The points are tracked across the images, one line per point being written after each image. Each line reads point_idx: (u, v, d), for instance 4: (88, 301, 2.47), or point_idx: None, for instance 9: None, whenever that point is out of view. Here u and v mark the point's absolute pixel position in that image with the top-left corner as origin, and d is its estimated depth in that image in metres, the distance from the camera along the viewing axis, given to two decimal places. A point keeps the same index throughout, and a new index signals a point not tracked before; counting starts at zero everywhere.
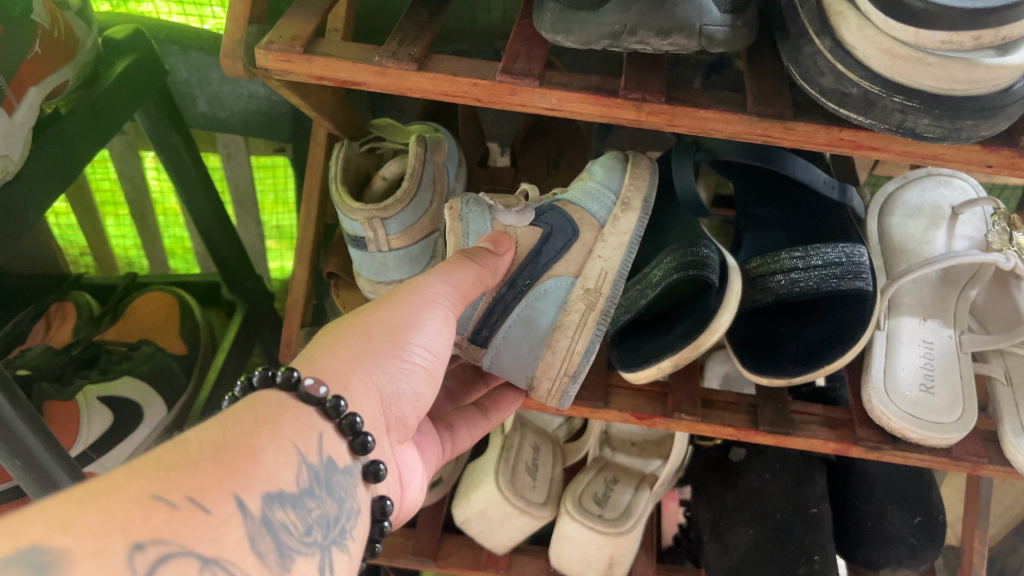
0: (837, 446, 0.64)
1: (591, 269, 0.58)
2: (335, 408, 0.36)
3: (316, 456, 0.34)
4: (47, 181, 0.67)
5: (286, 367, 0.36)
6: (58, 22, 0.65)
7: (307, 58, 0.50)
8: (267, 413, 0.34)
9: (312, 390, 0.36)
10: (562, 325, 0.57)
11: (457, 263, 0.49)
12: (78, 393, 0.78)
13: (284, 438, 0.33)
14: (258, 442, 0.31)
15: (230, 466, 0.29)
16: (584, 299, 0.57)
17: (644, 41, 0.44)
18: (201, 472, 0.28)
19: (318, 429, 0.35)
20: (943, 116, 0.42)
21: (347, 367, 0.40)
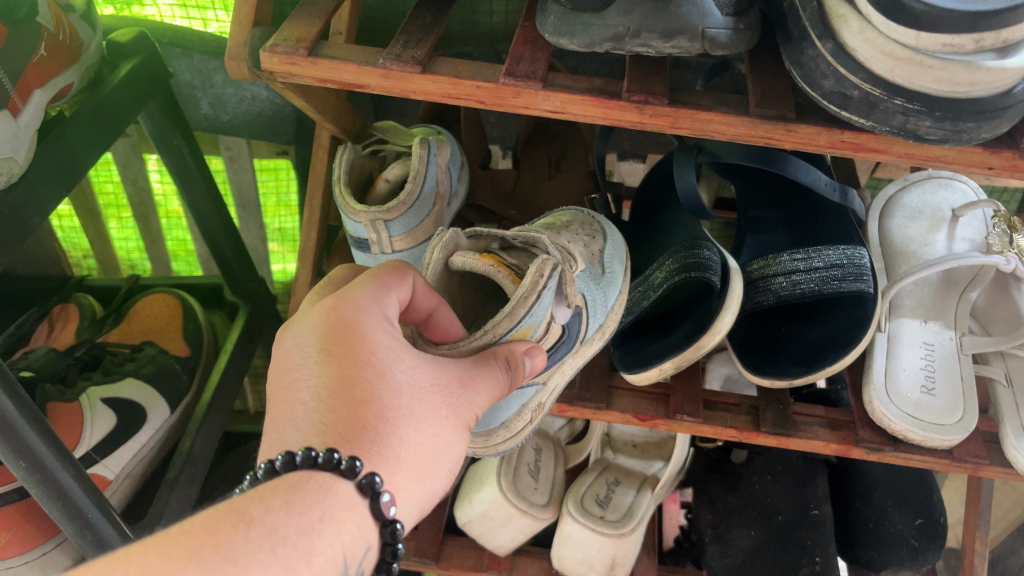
0: (838, 447, 0.64)
1: (553, 381, 0.59)
2: (391, 533, 0.33)
3: (354, 571, 0.31)
4: (52, 183, 0.67)
5: (333, 448, 0.31)
6: (62, 25, 0.66)
7: (311, 60, 0.50)
8: (307, 503, 0.29)
9: (382, 505, 0.32)
10: (506, 425, 0.56)
11: (494, 363, 0.43)
12: (82, 394, 0.78)
13: (340, 545, 0.29)
14: (318, 539, 0.29)
15: (287, 564, 0.27)
16: (533, 410, 0.58)
17: (647, 44, 0.44)
18: (257, 566, 0.26)
19: (367, 542, 0.31)
20: (945, 118, 0.43)
21: (397, 454, 0.34)
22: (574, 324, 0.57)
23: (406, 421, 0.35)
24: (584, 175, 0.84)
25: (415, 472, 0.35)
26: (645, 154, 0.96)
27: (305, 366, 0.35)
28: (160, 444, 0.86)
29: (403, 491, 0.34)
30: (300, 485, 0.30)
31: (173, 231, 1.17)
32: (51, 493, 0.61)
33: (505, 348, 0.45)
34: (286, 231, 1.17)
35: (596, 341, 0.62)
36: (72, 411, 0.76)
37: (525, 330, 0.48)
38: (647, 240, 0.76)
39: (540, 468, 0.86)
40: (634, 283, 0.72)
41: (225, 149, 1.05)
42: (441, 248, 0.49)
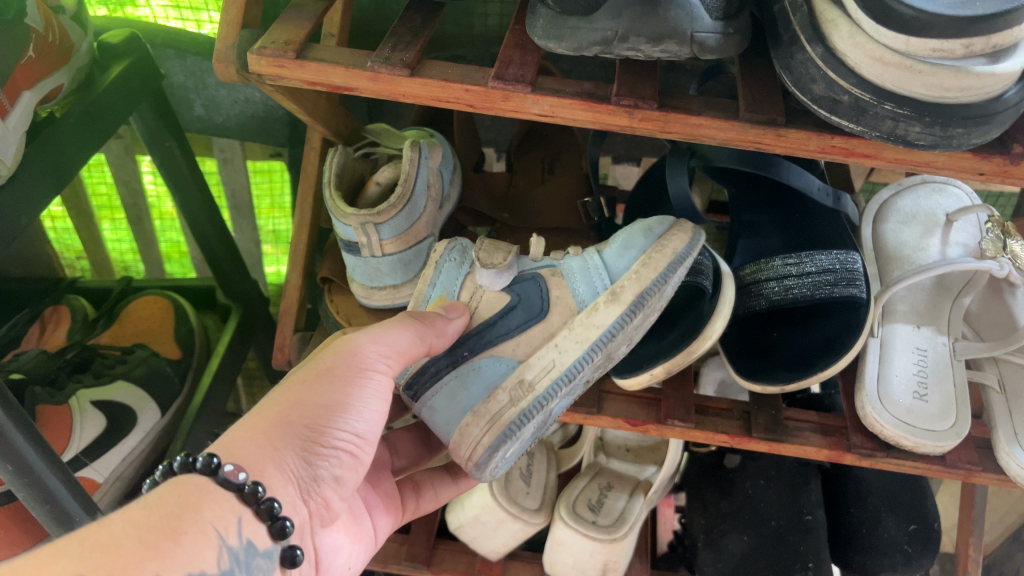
0: (830, 453, 0.64)
1: (539, 358, 0.55)
2: (253, 494, 0.37)
3: (234, 539, 0.35)
4: (40, 185, 0.67)
5: (206, 453, 0.36)
6: (52, 26, 0.65)
7: (299, 63, 0.50)
8: (189, 498, 0.35)
9: (229, 475, 0.37)
10: (478, 411, 0.53)
11: (389, 324, 0.48)
12: (72, 397, 0.78)
13: (201, 521, 0.35)
14: (180, 523, 0.34)
15: (153, 547, 0.31)
16: (512, 389, 0.54)
17: (636, 48, 0.44)
18: (123, 551, 0.31)
19: (235, 513, 0.36)
20: (934, 124, 0.42)
21: (265, 453, 0.39)
22: (532, 288, 0.57)
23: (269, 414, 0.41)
24: (578, 179, 0.84)
25: (276, 443, 0.40)
26: (640, 158, 0.95)
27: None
28: (150, 446, 0.86)
29: (255, 465, 0.38)
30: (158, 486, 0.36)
31: (167, 233, 1.17)
32: (39, 498, 0.60)
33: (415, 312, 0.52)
34: (281, 233, 1.16)
35: (599, 305, 0.54)
36: (61, 414, 0.75)
37: (438, 300, 0.57)
38: None
39: (532, 473, 0.86)
40: None
41: (218, 151, 1.05)
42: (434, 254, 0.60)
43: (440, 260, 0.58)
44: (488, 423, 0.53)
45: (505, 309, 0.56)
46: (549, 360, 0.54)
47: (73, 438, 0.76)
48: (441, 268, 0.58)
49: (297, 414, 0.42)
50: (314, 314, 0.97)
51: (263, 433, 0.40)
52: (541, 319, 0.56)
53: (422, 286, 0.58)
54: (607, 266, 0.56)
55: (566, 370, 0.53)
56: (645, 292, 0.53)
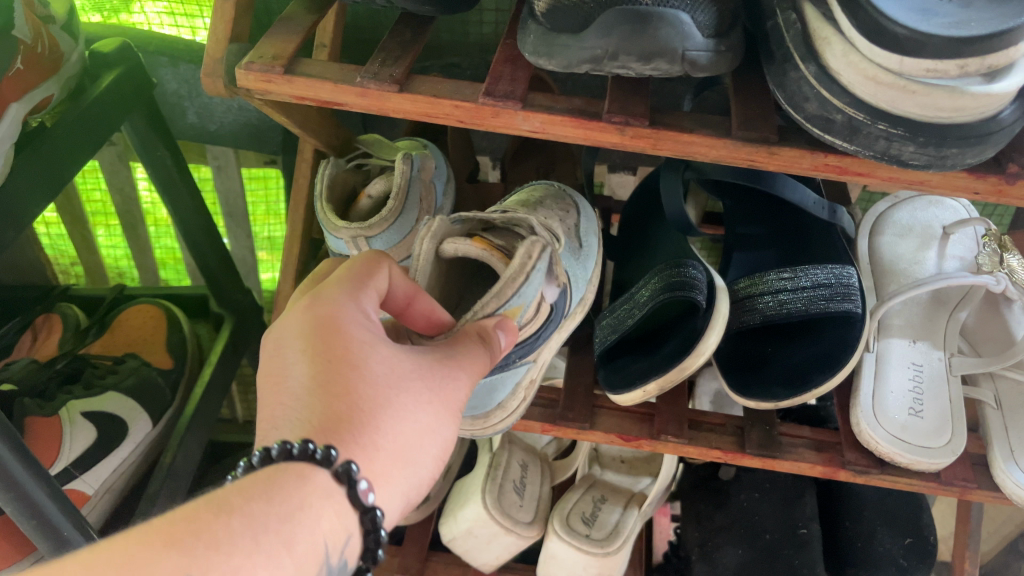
0: (824, 470, 0.63)
1: (543, 357, 0.60)
2: (371, 517, 0.32)
3: (337, 560, 0.30)
4: (28, 196, 0.66)
5: (344, 456, 0.31)
6: (41, 37, 0.64)
7: (287, 78, 0.49)
8: (310, 506, 0.29)
9: (362, 491, 0.31)
10: (505, 404, 0.57)
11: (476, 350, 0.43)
12: (61, 408, 0.77)
13: (319, 532, 0.29)
14: (299, 528, 0.28)
15: (268, 558, 0.26)
16: (525, 388, 0.59)
17: (626, 66, 0.43)
18: (236, 561, 0.25)
19: (347, 529, 0.31)
20: (929, 144, 0.42)
21: (392, 459, 0.33)
22: (564, 300, 0.59)
23: (394, 415, 0.34)
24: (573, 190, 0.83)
25: (411, 459, 0.34)
26: (635, 167, 0.95)
27: (299, 361, 0.34)
28: (142, 456, 0.85)
29: (383, 478, 0.33)
30: (264, 474, 0.30)
31: (161, 240, 1.16)
32: (24, 511, 0.60)
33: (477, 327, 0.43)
34: (276, 240, 1.16)
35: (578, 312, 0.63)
36: (51, 425, 0.74)
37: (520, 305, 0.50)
38: (636, 256, 0.76)
39: (525, 485, 0.85)
40: (618, 302, 0.71)
41: (212, 158, 1.04)
42: (430, 238, 0.49)
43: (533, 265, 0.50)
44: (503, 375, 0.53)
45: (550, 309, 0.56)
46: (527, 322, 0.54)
47: (62, 450, 0.75)
48: (533, 275, 0.49)
49: (425, 429, 0.35)
50: None
51: (401, 444, 0.34)
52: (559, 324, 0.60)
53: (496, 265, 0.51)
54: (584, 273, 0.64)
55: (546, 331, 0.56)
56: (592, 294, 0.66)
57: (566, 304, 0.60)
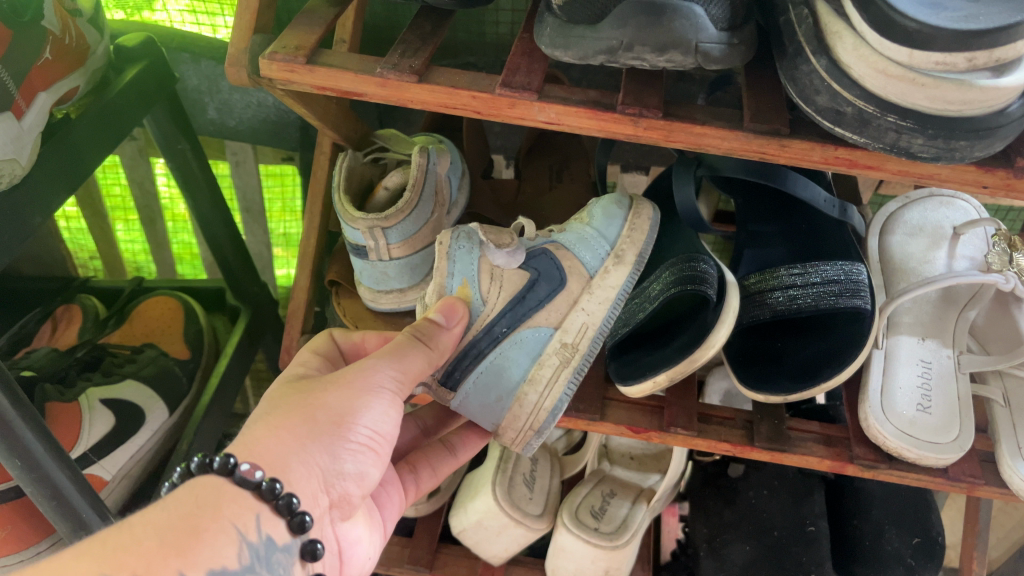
0: (833, 464, 0.64)
1: (571, 323, 0.59)
2: (270, 490, 0.37)
3: (254, 536, 0.36)
4: (54, 185, 0.68)
5: (222, 453, 0.37)
6: (69, 28, 0.66)
7: (309, 68, 0.51)
8: (207, 498, 0.36)
9: (245, 474, 0.37)
10: (533, 379, 0.58)
11: (407, 346, 0.48)
12: (81, 395, 0.79)
13: (222, 518, 0.35)
14: (200, 521, 0.34)
15: (176, 546, 0.32)
16: (558, 354, 0.58)
17: (641, 57, 0.44)
18: (147, 551, 0.31)
19: (255, 510, 0.36)
20: (937, 136, 0.43)
21: (288, 449, 0.40)
22: (545, 261, 0.60)
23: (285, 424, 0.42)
24: (586, 187, 0.84)
25: (301, 440, 0.41)
26: (647, 166, 0.96)
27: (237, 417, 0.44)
28: (159, 444, 0.87)
29: (275, 463, 0.39)
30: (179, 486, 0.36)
31: (179, 234, 1.18)
32: (46, 492, 0.61)
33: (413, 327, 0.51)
34: (291, 236, 1.18)
35: (608, 269, 0.61)
36: (70, 411, 0.76)
37: (462, 288, 0.56)
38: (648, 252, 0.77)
39: (535, 478, 0.86)
40: (631, 296, 0.72)
41: (231, 154, 1.06)
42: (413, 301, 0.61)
43: (450, 249, 0.57)
44: (547, 386, 0.58)
45: (532, 280, 0.59)
46: (580, 320, 0.60)
47: (81, 435, 0.76)
48: (452, 257, 0.57)
49: (324, 417, 0.43)
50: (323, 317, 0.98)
51: (287, 434, 0.41)
52: (562, 288, 0.60)
53: (441, 280, 0.56)
54: (601, 233, 0.63)
55: (600, 325, 0.60)
56: (642, 251, 0.62)
57: (563, 267, 0.60)
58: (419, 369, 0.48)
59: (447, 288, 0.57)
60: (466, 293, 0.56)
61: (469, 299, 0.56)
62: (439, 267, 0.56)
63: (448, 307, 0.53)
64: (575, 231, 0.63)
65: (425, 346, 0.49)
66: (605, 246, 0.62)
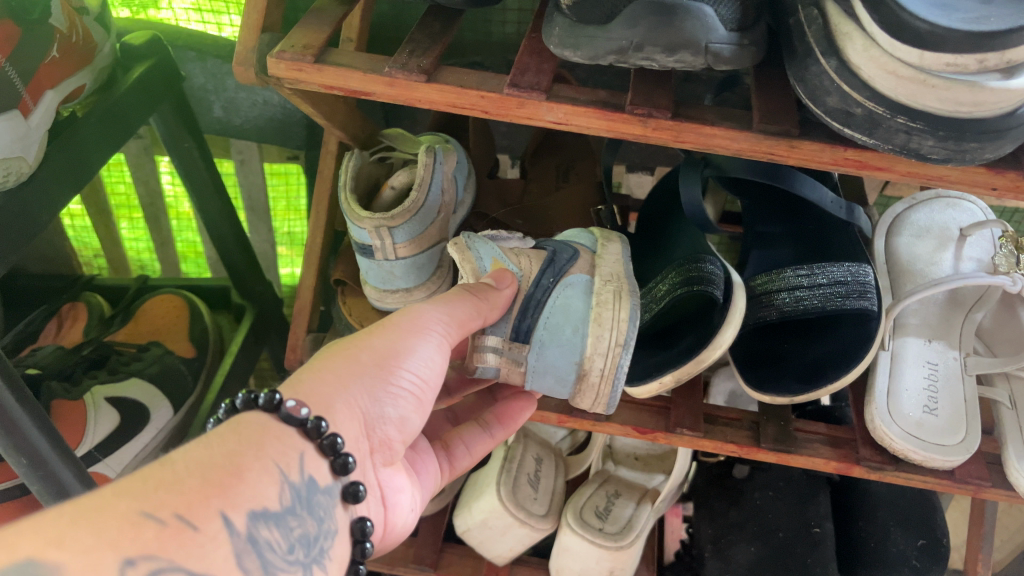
0: (839, 465, 0.64)
1: (604, 270, 0.57)
2: (316, 429, 0.37)
3: (296, 476, 0.35)
4: (60, 183, 0.68)
5: (268, 390, 0.37)
6: (76, 27, 0.66)
7: (317, 67, 0.51)
8: (250, 435, 0.35)
9: (292, 411, 0.37)
10: (600, 303, 0.53)
11: (457, 296, 0.49)
12: (86, 392, 0.78)
13: (264, 456, 0.34)
14: (241, 459, 0.33)
15: (215, 482, 0.30)
16: (613, 283, 0.55)
17: (651, 58, 0.43)
18: (188, 490, 0.29)
19: (299, 449, 0.36)
20: (947, 137, 0.43)
21: (333, 389, 0.41)
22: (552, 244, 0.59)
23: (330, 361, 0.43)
24: (592, 187, 0.84)
25: (342, 380, 0.42)
26: (653, 167, 0.96)
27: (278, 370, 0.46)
28: (163, 442, 0.87)
29: (318, 399, 0.40)
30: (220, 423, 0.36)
31: (183, 233, 1.18)
32: (52, 490, 0.61)
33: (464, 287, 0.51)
34: (296, 235, 1.18)
35: (606, 246, 0.60)
36: (76, 408, 0.76)
37: (496, 264, 0.54)
38: (653, 251, 0.77)
39: (540, 478, 0.86)
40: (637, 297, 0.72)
41: (236, 152, 1.06)
42: None
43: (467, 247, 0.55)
44: (617, 298, 0.53)
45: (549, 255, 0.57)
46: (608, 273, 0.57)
47: (86, 433, 0.76)
48: (473, 243, 0.55)
49: (364, 358, 0.43)
50: (328, 316, 0.98)
51: (331, 374, 0.42)
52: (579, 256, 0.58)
53: (473, 266, 0.54)
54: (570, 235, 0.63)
55: (628, 272, 0.57)
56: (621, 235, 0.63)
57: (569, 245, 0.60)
58: (469, 316, 0.48)
59: (483, 271, 0.54)
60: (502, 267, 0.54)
61: (506, 268, 0.54)
62: (466, 257, 0.54)
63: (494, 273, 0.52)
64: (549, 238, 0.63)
65: (476, 296, 0.50)
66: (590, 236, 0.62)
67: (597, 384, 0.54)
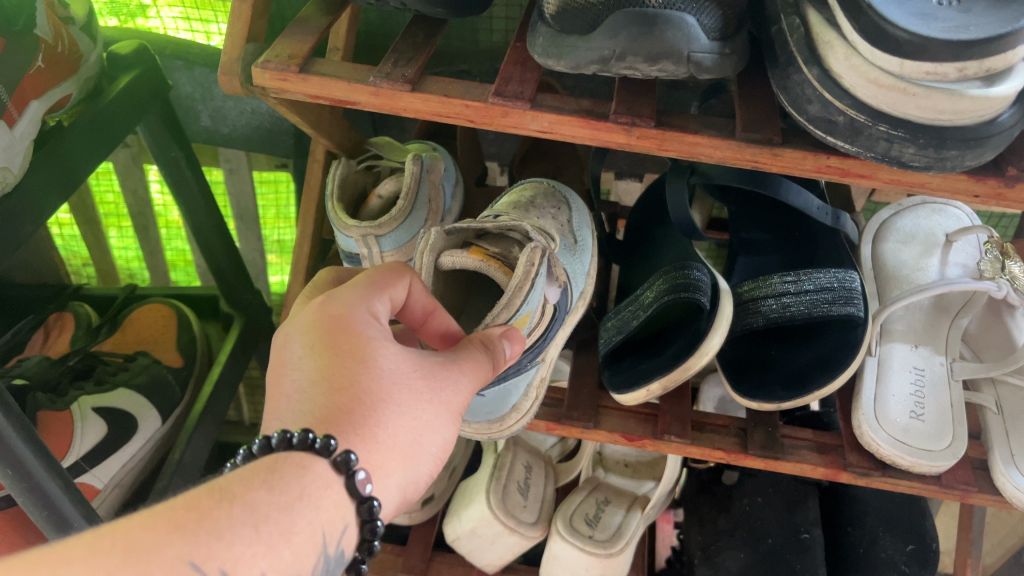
0: (826, 471, 0.64)
1: (549, 355, 0.63)
2: (368, 510, 0.34)
3: (335, 548, 0.32)
4: (47, 193, 0.67)
5: (346, 448, 0.33)
6: (62, 37, 0.66)
7: (302, 77, 0.51)
8: (311, 490, 0.32)
9: (358, 483, 0.34)
10: (519, 408, 0.62)
11: (478, 355, 0.44)
12: (73, 403, 0.78)
13: (318, 522, 0.31)
14: (297, 519, 0.31)
15: (268, 541, 0.29)
16: (537, 387, 0.63)
17: (633, 67, 0.44)
18: (237, 545, 0.28)
19: (345, 522, 0.33)
20: (928, 145, 0.43)
21: (390, 456, 0.36)
22: (564, 295, 0.62)
23: (391, 408, 0.37)
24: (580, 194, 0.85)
25: (401, 451, 0.37)
26: (641, 173, 0.96)
27: (294, 362, 0.38)
28: (151, 453, 0.86)
29: (380, 471, 0.35)
30: (283, 460, 0.32)
31: (172, 242, 1.17)
32: (38, 502, 0.60)
33: (482, 340, 0.46)
34: (285, 243, 1.18)
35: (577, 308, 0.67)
36: (62, 419, 0.76)
37: (523, 319, 0.52)
38: (641, 258, 0.77)
39: (529, 486, 0.85)
40: (624, 303, 0.72)
41: (225, 161, 1.06)
42: (432, 251, 0.53)
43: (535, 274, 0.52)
44: (525, 416, 0.63)
45: (556, 311, 0.60)
46: (552, 352, 0.64)
47: (73, 443, 0.76)
48: (535, 282, 0.52)
49: (419, 423, 0.38)
50: None
51: (393, 438, 0.37)
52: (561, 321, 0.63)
53: (519, 299, 0.51)
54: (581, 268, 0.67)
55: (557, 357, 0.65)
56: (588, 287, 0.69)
57: (569, 305, 0.63)
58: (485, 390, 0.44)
59: (517, 313, 0.51)
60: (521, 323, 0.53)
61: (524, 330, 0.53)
62: (523, 290, 0.51)
63: (512, 336, 0.48)
64: (574, 257, 0.66)
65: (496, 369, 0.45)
66: (583, 282, 0.67)
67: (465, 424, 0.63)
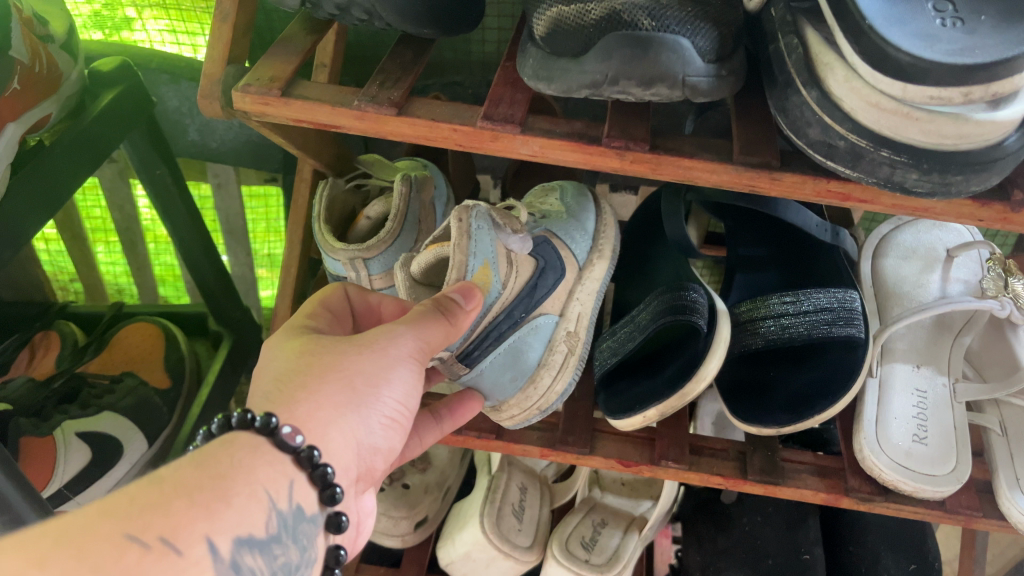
0: (828, 496, 0.62)
1: (571, 311, 0.63)
2: (309, 457, 0.36)
3: (285, 503, 0.34)
4: (27, 216, 0.66)
5: (264, 412, 0.35)
6: (40, 56, 0.64)
7: (284, 100, 0.49)
8: (241, 457, 0.33)
9: (286, 438, 0.35)
10: (546, 363, 0.60)
11: (428, 316, 0.44)
12: (56, 429, 0.76)
13: (255, 482, 0.33)
14: (232, 483, 0.32)
15: (206, 506, 0.29)
16: (566, 341, 0.62)
17: (626, 91, 0.42)
18: (173, 510, 0.28)
19: (289, 477, 0.35)
20: (932, 171, 0.41)
21: (324, 415, 0.38)
22: (549, 251, 0.61)
23: (317, 377, 0.40)
24: None
25: (337, 409, 0.39)
26: (637, 186, 0.95)
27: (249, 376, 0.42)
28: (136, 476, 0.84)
29: (312, 427, 0.37)
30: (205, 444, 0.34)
31: (161, 256, 1.17)
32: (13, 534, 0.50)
33: (431, 300, 0.46)
34: (275, 257, 1.17)
35: (593, 263, 0.65)
36: (45, 447, 0.74)
37: (481, 269, 0.51)
38: (636, 276, 0.76)
39: (525, 508, 0.84)
40: (619, 324, 0.71)
41: (213, 175, 1.04)
42: (400, 268, 0.54)
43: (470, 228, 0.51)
44: (560, 371, 0.61)
45: (538, 271, 0.59)
46: (577, 309, 0.63)
47: (56, 474, 0.74)
48: (475, 234, 0.51)
49: (350, 379, 0.40)
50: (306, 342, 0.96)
51: (324, 398, 0.39)
52: (562, 278, 0.62)
53: (462, 257, 0.50)
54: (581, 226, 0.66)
55: (591, 314, 0.64)
56: (617, 245, 0.67)
57: (562, 257, 0.62)
58: (440, 340, 0.45)
59: (469, 269, 0.51)
60: (485, 274, 0.52)
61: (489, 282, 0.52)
62: (461, 245, 0.50)
63: (464, 288, 0.48)
64: (562, 220, 0.65)
65: (448, 320, 0.45)
66: (587, 240, 0.65)
67: (504, 416, 0.62)
